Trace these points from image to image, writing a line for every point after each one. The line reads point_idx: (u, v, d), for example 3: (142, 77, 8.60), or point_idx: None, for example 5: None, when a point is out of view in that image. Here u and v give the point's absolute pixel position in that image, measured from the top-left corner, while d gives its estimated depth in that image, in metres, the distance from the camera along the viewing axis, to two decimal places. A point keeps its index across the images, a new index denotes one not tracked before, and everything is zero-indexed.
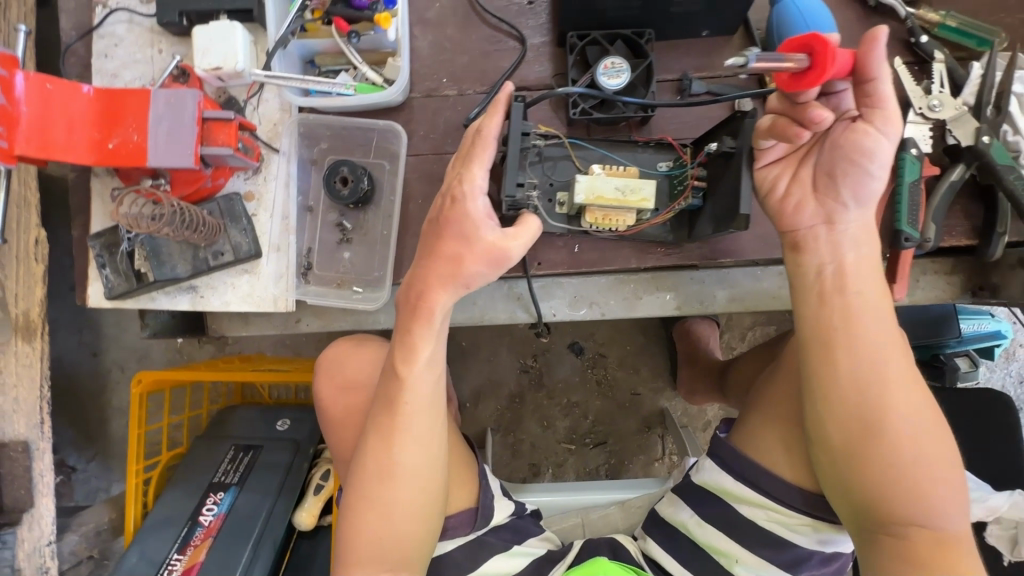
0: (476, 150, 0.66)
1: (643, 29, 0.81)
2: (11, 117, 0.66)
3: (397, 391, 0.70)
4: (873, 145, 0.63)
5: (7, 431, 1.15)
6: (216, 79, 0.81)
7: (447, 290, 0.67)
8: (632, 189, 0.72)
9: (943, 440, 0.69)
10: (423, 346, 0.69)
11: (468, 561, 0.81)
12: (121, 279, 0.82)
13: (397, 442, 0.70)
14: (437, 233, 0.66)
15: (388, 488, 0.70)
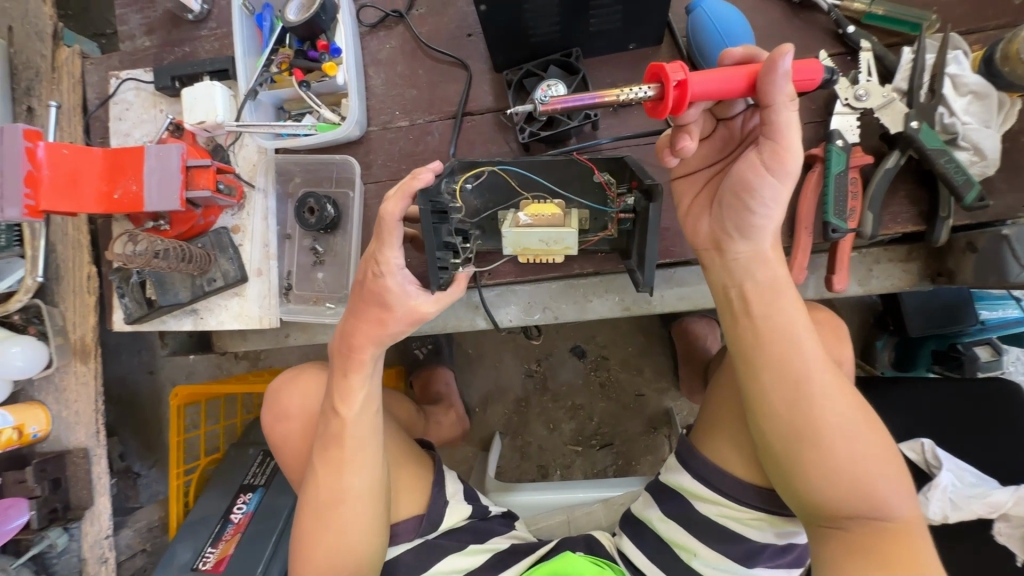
0: (385, 237, 0.70)
1: (570, 50, 0.86)
2: (37, 179, 0.81)
3: (338, 426, 0.78)
4: (754, 181, 0.69)
5: (71, 439, 1.35)
6: (203, 131, 0.95)
7: (370, 338, 0.76)
8: (554, 240, 0.76)
9: (879, 437, 0.69)
10: (357, 386, 0.78)
11: (419, 560, 0.88)
12: (136, 306, 0.96)
13: (341, 474, 0.78)
14: (358, 298, 0.76)
15: (337, 509, 0.77)
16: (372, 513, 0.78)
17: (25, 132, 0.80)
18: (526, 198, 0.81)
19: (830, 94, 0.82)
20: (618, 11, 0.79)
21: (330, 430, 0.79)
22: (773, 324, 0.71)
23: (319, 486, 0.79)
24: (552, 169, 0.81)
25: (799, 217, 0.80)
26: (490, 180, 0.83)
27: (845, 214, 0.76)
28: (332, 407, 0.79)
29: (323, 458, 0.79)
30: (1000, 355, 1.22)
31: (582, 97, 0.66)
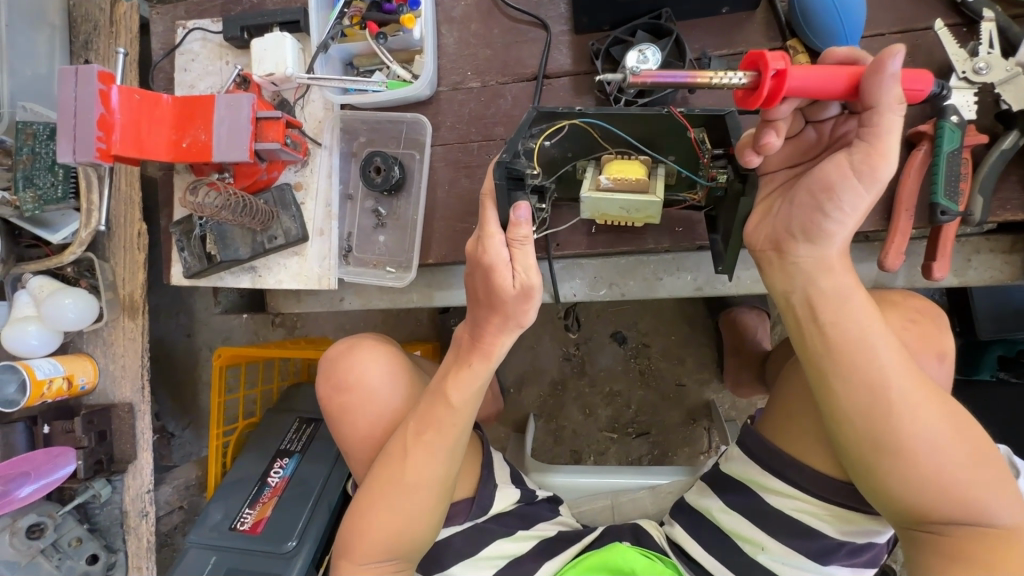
0: (488, 204, 0.69)
1: (659, 11, 0.82)
2: (110, 123, 0.80)
3: (441, 410, 0.74)
4: (835, 180, 0.62)
5: (117, 393, 1.36)
6: (270, 84, 0.92)
7: (507, 337, 0.71)
8: (637, 210, 0.72)
9: (969, 441, 0.64)
10: (476, 379, 0.73)
11: (468, 544, 0.85)
12: (196, 260, 0.95)
13: (430, 461, 0.74)
14: (484, 286, 0.68)
15: (402, 488, 0.75)
16: (437, 502, 0.75)
17: (99, 74, 0.79)
18: (609, 154, 0.75)
19: (941, 67, 0.77)
20: None
21: (431, 413, 0.75)
22: (835, 325, 0.66)
23: (392, 464, 0.76)
24: (640, 124, 0.73)
25: (899, 198, 0.75)
26: (571, 133, 0.75)
27: (955, 195, 0.71)
28: (440, 390, 0.75)
29: (416, 440, 0.75)
30: None
31: (673, 75, 0.58)
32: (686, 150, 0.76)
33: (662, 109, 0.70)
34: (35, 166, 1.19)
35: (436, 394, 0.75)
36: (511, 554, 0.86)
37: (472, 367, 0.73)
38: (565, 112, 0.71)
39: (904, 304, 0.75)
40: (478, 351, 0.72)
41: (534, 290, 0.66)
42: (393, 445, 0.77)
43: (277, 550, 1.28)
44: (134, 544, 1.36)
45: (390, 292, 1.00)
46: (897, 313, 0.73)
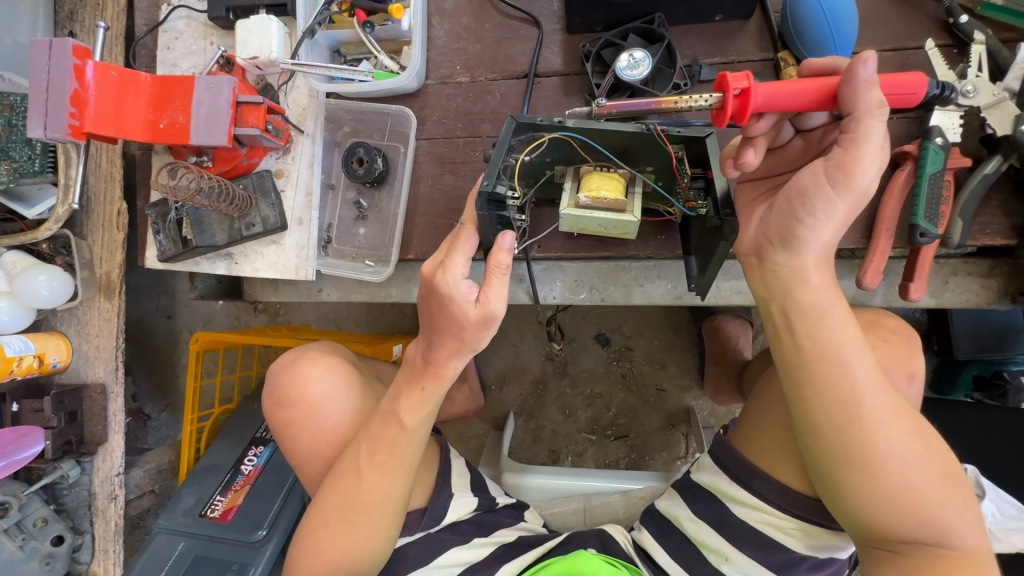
0: (460, 239, 0.66)
1: (652, 16, 0.81)
2: (84, 100, 0.78)
3: (392, 432, 0.69)
4: (810, 188, 0.62)
5: (90, 373, 1.34)
6: (254, 67, 0.90)
7: (461, 360, 0.69)
8: (615, 227, 0.74)
9: (937, 462, 0.64)
10: (429, 400, 0.69)
11: (423, 554, 0.80)
12: (171, 244, 0.94)
13: (378, 485, 0.69)
14: (437, 307, 0.66)
15: (347, 512, 0.69)
16: (383, 531, 0.70)
17: (74, 49, 0.77)
18: (589, 167, 0.72)
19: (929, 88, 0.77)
20: None
21: (380, 435, 0.70)
22: (812, 341, 0.65)
23: (337, 487, 0.71)
24: (620, 139, 0.68)
25: (880, 217, 0.75)
26: (553, 145, 0.71)
27: (936, 217, 0.71)
28: (392, 411, 0.70)
29: (365, 463, 0.70)
30: None
31: (638, 103, 0.65)
32: (668, 167, 0.73)
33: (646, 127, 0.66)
34: (12, 138, 1.16)
35: (385, 415, 0.70)
36: (467, 561, 0.82)
37: (424, 389, 0.69)
38: (544, 124, 0.67)
39: (882, 322, 0.75)
40: (432, 373, 0.69)
41: (494, 319, 0.64)
42: (337, 470, 0.72)
43: (246, 538, 1.27)
44: (102, 527, 1.35)
45: (369, 286, 0.99)
46: (871, 331, 0.73)
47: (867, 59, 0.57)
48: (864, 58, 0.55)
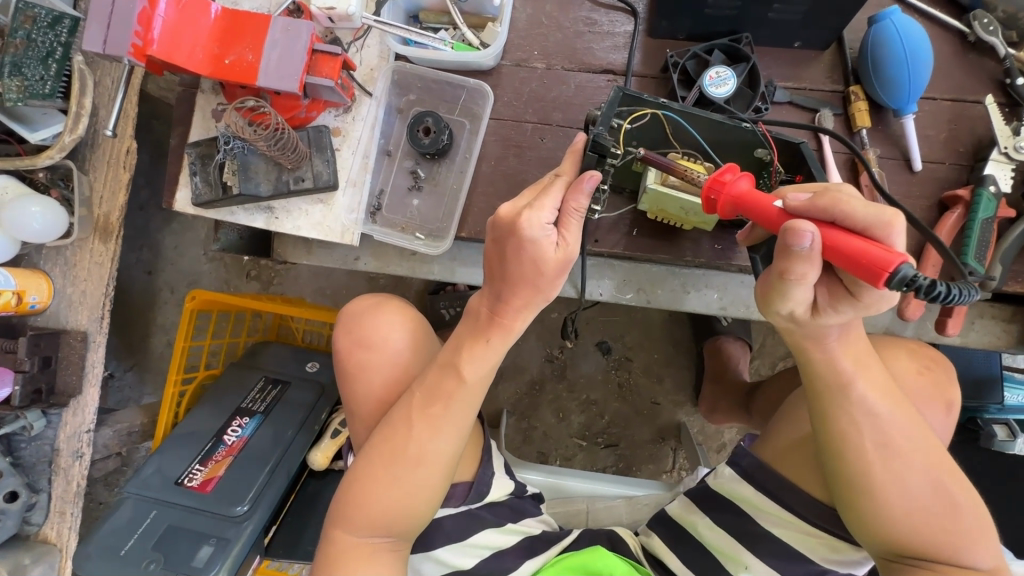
0: (551, 187, 0.66)
1: (740, 34, 0.83)
2: (150, 20, 0.74)
3: (450, 382, 0.71)
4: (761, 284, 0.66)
5: (71, 320, 1.24)
6: (326, 18, 0.85)
7: (529, 314, 0.69)
8: (696, 212, 0.77)
9: (946, 493, 0.70)
10: (492, 354, 0.71)
11: (458, 529, 0.84)
12: (208, 188, 0.88)
13: (430, 435, 0.71)
14: (515, 251, 0.64)
15: (400, 464, 0.71)
16: (428, 483, 0.71)
17: None
18: (676, 153, 0.77)
19: (980, 140, 0.82)
20: (808, 2, 0.76)
21: (435, 386, 0.72)
22: (810, 369, 0.72)
23: (392, 431, 0.72)
24: (715, 130, 0.75)
25: (929, 253, 0.79)
26: (650, 124, 0.76)
27: (983, 259, 0.76)
28: (453, 362, 0.72)
29: (418, 412, 0.72)
30: (1015, 436, 1.29)
31: (661, 160, 0.69)
32: (752, 164, 0.79)
33: (743, 121, 0.73)
34: (26, 53, 1.07)
35: (446, 365, 0.72)
36: (496, 546, 0.86)
37: (489, 342, 0.70)
38: (650, 100, 0.72)
39: (923, 352, 0.79)
40: (495, 326, 0.70)
41: (573, 259, 0.65)
42: (392, 415, 0.74)
43: (224, 512, 1.19)
44: (61, 487, 1.24)
45: (411, 260, 0.96)
46: (915, 360, 0.78)
47: (804, 231, 0.52)
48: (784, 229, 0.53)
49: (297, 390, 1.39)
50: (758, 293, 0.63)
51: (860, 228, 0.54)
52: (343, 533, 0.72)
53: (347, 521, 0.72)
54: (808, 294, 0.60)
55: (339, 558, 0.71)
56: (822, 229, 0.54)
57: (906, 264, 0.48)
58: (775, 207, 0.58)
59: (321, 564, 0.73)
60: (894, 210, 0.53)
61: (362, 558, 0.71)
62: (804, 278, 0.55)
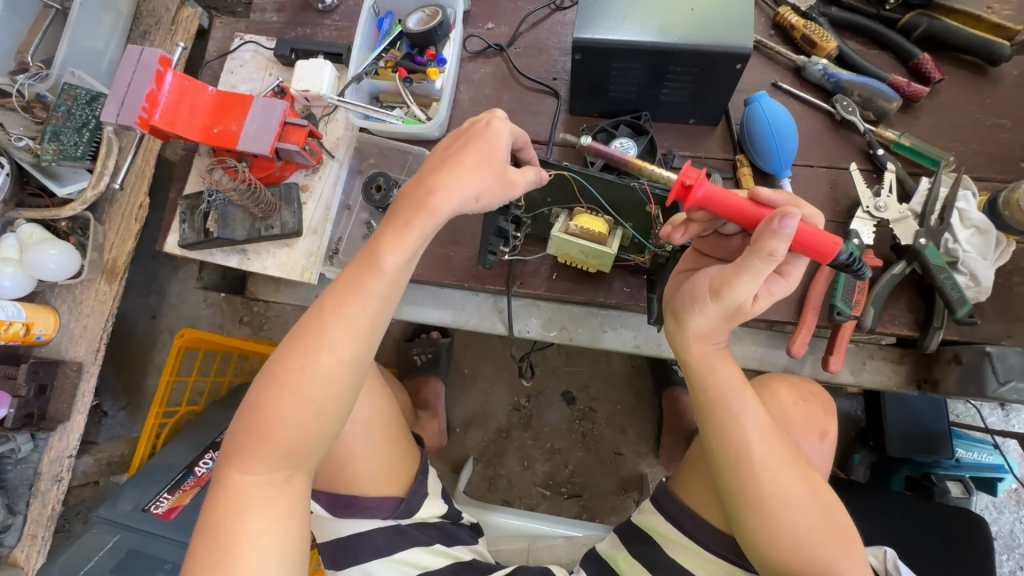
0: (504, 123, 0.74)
1: (640, 112, 0.99)
2: (157, 98, 0.92)
3: (366, 275, 0.67)
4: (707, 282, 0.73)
5: (70, 351, 1.38)
6: (303, 98, 1.05)
7: (456, 192, 0.67)
8: (593, 254, 0.90)
9: (826, 512, 0.73)
10: (414, 237, 0.68)
11: (387, 542, 0.96)
12: (194, 232, 1.03)
13: (341, 339, 0.66)
14: (479, 134, 0.70)
15: (304, 371, 0.65)
16: (333, 400, 0.66)
17: (160, 58, 0.92)
18: (581, 208, 0.89)
19: (854, 201, 0.94)
20: (688, 87, 0.92)
21: (348, 288, 0.67)
22: (700, 388, 0.77)
23: (300, 335, 0.66)
24: (610, 191, 0.85)
25: (808, 299, 0.88)
26: (555, 184, 0.86)
27: (849, 301, 0.86)
28: (372, 251, 0.68)
29: (329, 310, 0.66)
30: (965, 492, 1.29)
31: (601, 173, 0.80)
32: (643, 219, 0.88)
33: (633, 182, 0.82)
34: (65, 123, 1.28)
35: (364, 258, 0.68)
36: (425, 565, 0.97)
37: (408, 224, 0.67)
38: (553, 164, 0.82)
39: (804, 385, 0.88)
40: (420, 207, 0.67)
41: (517, 180, 0.71)
42: (298, 326, 0.68)
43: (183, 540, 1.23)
44: (37, 510, 1.32)
45: None
46: (797, 392, 0.86)
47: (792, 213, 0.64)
48: (786, 212, 0.63)
49: None
50: (717, 281, 0.71)
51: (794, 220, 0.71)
52: (236, 472, 0.65)
53: (241, 458, 0.66)
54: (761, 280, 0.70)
55: (227, 505, 0.65)
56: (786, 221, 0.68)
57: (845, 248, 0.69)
58: (737, 201, 0.71)
59: (207, 520, 0.65)
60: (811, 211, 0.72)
61: (258, 500, 0.66)
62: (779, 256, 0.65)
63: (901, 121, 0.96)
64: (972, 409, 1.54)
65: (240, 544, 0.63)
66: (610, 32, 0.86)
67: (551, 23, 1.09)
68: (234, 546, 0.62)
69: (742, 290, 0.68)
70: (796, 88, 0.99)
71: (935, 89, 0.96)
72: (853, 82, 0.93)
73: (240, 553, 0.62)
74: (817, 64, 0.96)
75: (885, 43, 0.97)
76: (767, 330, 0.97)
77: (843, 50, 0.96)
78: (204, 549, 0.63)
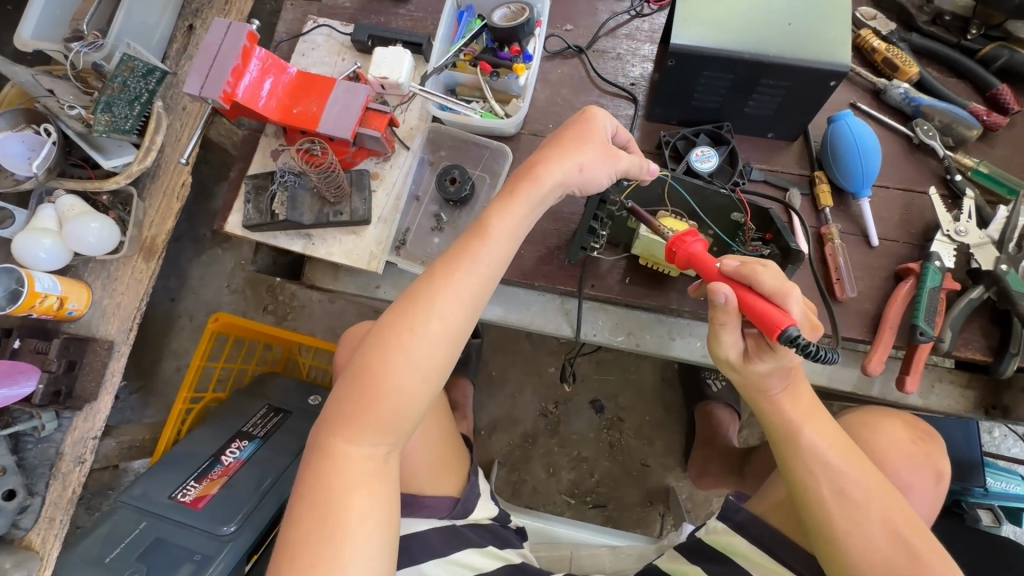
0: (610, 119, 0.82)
1: (722, 122, 1.00)
2: (241, 74, 0.91)
3: (472, 247, 0.70)
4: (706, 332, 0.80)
5: (101, 329, 1.33)
6: (379, 85, 1.03)
7: (560, 166, 0.73)
8: None
9: (908, 544, 0.70)
10: (521, 209, 0.72)
11: (442, 543, 0.92)
12: (259, 214, 1.01)
13: (448, 308, 0.67)
14: (579, 121, 0.77)
15: (411, 339, 0.66)
16: (438, 368, 0.67)
17: (248, 34, 0.91)
18: (667, 210, 0.91)
19: (929, 224, 0.95)
20: (776, 101, 0.93)
21: (454, 257, 0.70)
22: (766, 420, 0.81)
23: (406, 305, 0.67)
24: (703, 198, 0.90)
25: (885, 318, 0.89)
26: (650, 188, 0.91)
27: (931, 322, 0.86)
28: (480, 225, 0.71)
29: (437, 279, 0.68)
30: (999, 521, 1.30)
31: (644, 217, 0.83)
32: (728, 226, 0.92)
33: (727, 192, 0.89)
34: (118, 95, 1.25)
35: (473, 229, 0.72)
36: (478, 568, 0.94)
37: (514, 192, 0.72)
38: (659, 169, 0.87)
39: (916, 424, 0.91)
40: (521, 180, 0.72)
41: (617, 154, 0.76)
42: (403, 295, 0.69)
43: (212, 531, 1.19)
44: (57, 492, 1.27)
45: None
46: (910, 430, 0.88)
47: (720, 291, 0.67)
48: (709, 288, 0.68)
49: (297, 420, 1.44)
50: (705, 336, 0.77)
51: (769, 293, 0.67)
52: (339, 445, 0.65)
53: (344, 430, 0.65)
54: (736, 342, 0.73)
55: (329, 479, 0.64)
56: (740, 290, 0.68)
57: (789, 330, 0.61)
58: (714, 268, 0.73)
59: (306, 494, 0.64)
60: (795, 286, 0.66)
61: (359, 471, 0.65)
62: (726, 326, 0.70)
63: (977, 148, 0.98)
64: (998, 438, 1.55)
65: (345, 517, 0.62)
66: (709, 41, 0.87)
67: (630, 29, 1.09)
68: (337, 517, 0.62)
69: (718, 350, 0.75)
70: (874, 109, 1.00)
71: (1010, 120, 0.98)
72: (935, 107, 0.95)
73: (346, 527, 0.62)
74: (898, 87, 0.97)
75: (963, 72, 0.99)
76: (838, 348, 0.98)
77: (923, 76, 0.98)
78: (307, 524, 0.62)
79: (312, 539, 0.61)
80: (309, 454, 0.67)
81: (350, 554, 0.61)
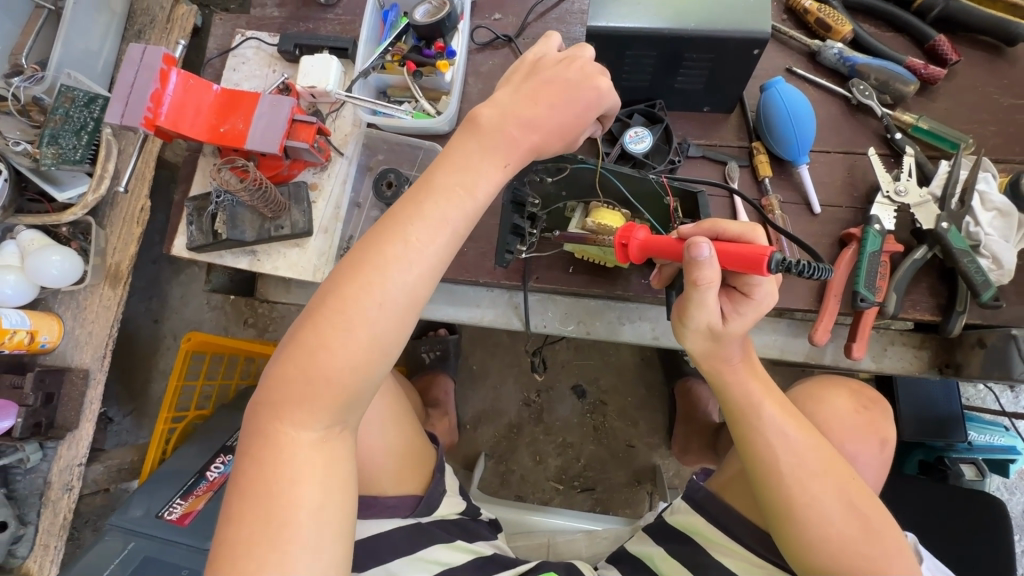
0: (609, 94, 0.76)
1: (654, 100, 0.98)
2: (161, 97, 0.91)
3: (425, 206, 0.63)
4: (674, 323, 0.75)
5: (75, 358, 1.35)
6: (309, 95, 1.03)
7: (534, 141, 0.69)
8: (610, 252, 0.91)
9: (861, 518, 0.71)
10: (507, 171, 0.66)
11: (408, 542, 0.93)
12: (201, 234, 1.01)
13: (398, 277, 0.62)
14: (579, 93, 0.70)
15: (359, 311, 0.61)
16: (388, 341, 0.63)
17: (164, 57, 0.91)
18: (599, 201, 0.90)
19: (872, 186, 0.93)
20: (704, 74, 0.91)
21: (403, 220, 0.63)
22: (726, 396, 0.77)
23: (352, 274, 0.62)
24: (630, 187, 0.88)
25: (829, 285, 0.88)
26: (570, 178, 0.88)
27: (871, 286, 0.85)
28: (464, 181, 0.65)
29: (385, 246, 0.62)
30: (982, 474, 1.29)
31: (573, 236, 0.89)
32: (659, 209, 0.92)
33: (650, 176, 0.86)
34: (63, 126, 1.24)
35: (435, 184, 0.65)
36: (448, 562, 0.95)
37: (508, 167, 0.67)
38: (570, 159, 0.83)
39: (863, 392, 0.90)
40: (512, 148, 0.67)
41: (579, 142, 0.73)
42: (347, 261, 0.63)
43: (198, 545, 1.22)
44: (49, 519, 1.31)
45: None
46: (855, 398, 0.88)
47: (700, 243, 0.64)
48: (690, 243, 0.64)
49: None
50: (679, 311, 0.71)
51: (736, 237, 0.69)
52: (285, 430, 0.62)
53: (291, 414, 0.62)
54: (715, 302, 0.68)
55: (273, 466, 0.62)
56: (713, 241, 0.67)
57: (775, 253, 0.61)
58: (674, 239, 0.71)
59: (248, 485, 0.61)
60: (756, 224, 0.69)
61: (308, 457, 0.62)
62: (712, 283, 0.65)
63: (918, 103, 0.95)
64: (983, 391, 1.54)
65: (293, 509, 0.60)
66: (625, 19, 0.85)
67: (560, 11, 1.07)
68: (285, 507, 0.60)
69: (700, 316, 0.69)
70: (810, 72, 0.98)
71: (951, 71, 0.95)
72: (870, 65, 0.92)
73: (294, 522, 0.60)
74: (832, 48, 0.94)
75: (900, 25, 0.96)
76: (789, 320, 0.98)
77: (858, 33, 0.95)
78: (251, 519, 0.60)
79: (258, 531, 0.59)
80: (252, 440, 0.63)
81: (299, 544, 0.60)
